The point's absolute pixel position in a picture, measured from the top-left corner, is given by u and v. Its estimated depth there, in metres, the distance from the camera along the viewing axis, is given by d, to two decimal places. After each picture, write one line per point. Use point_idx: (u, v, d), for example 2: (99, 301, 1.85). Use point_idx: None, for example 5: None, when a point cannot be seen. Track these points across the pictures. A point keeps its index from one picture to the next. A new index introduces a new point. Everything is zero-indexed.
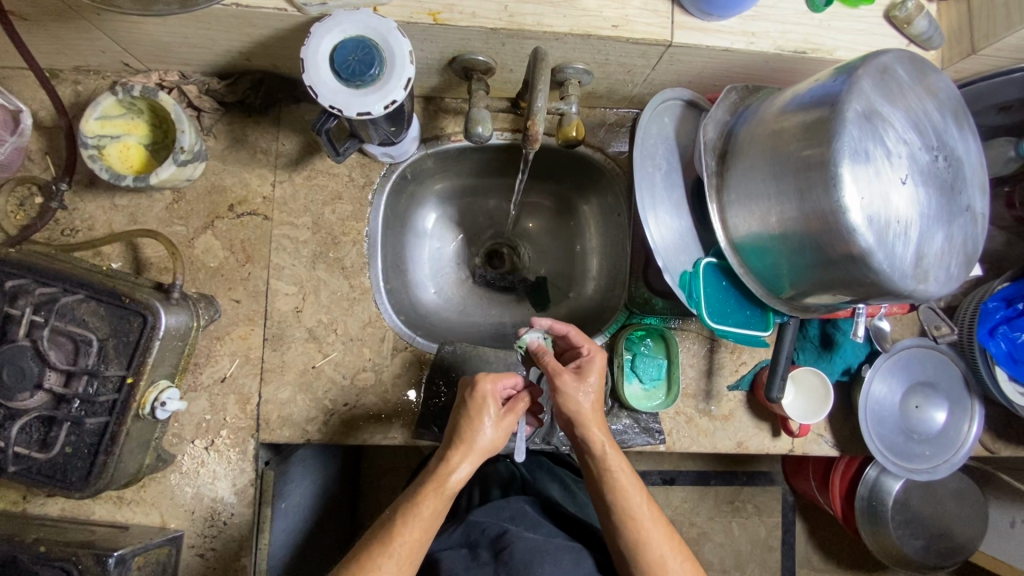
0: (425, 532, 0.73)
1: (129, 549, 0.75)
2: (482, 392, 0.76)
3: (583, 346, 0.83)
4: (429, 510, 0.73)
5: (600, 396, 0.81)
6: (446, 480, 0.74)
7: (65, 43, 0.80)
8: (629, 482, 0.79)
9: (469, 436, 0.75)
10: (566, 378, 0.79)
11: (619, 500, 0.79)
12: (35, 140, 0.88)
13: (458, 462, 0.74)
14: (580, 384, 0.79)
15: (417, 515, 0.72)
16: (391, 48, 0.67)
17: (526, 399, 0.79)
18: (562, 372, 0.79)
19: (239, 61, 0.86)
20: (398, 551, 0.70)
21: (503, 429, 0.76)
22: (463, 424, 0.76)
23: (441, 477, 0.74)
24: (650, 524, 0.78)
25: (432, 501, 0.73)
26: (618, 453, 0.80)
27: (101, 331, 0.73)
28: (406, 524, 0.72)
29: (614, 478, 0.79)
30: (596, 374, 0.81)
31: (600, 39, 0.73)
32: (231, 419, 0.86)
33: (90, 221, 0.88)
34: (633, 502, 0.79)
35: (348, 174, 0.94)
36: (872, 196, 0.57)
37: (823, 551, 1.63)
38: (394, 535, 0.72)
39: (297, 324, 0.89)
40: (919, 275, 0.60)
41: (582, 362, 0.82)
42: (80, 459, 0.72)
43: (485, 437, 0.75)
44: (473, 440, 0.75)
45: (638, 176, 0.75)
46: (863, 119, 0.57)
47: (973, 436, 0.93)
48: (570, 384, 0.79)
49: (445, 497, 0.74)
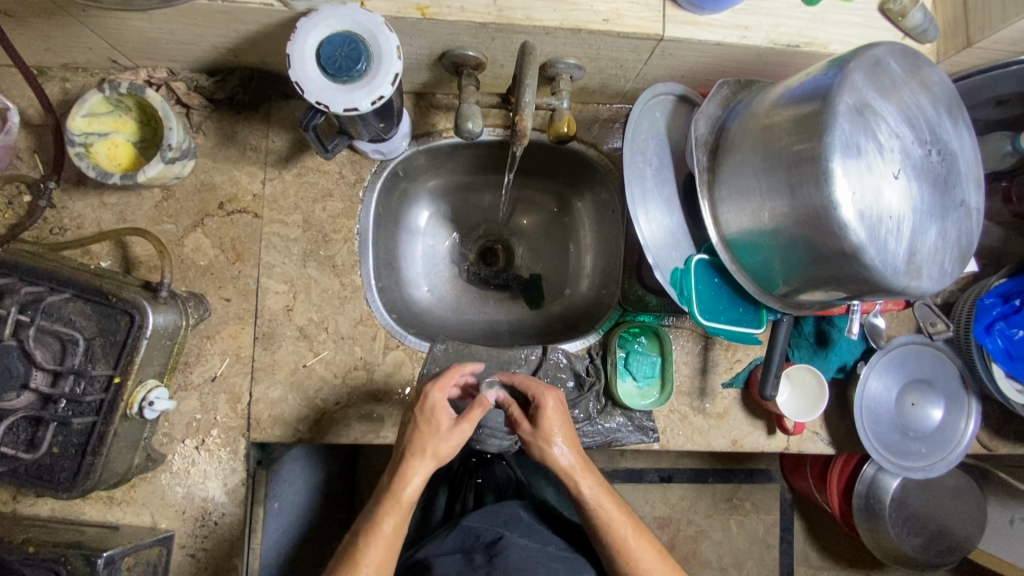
0: (391, 545, 0.72)
1: (118, 550, 0.75)
2: (432, 403, 0.75)
3: (530, 391, 0.79)
4: (397, 521, 0.73)
5: (566, 430, 0.78)
6: (403, 492, 0.73)
7: (51, 40, 0.80)
8: (611, 514, 0.78)
9: (423, 447, 0.74)
10: (526, 428, 0.78)
11: (608, 530, 0.78)
12: (23, 138, 0.87)
13: (417, 470, 0.74)
14: (540, 433, 0.77)
15: (380, 529, 0.72)
16: (378, 45, 0.66)
17: (481, 405, 0.76)
18: (522, 424, 0.78)
19: (228, 57, 0.85)
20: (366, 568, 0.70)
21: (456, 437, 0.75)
22: (415, 436, 0.75)
23: (398, 490, 0.73)
24: (640, 549, 0.78)
25: (396, 514, 0.73)
26: (598, 482, 0.79)
27: (88, 330, 0.72)
28: (369, 542, 0.71)
29: (599, 507, 0.78)
30: (552, 413, 0.77)
31: (591, 33, 0.72)
32: (222, 418, 0.86)
33: (79, 220, 0.87)
34: (624, 530, 0.78)
35: (339, 171, 0.93)
36: (864, 191, 0.56)
37: (821, 549, 1.63)
38: (362, 556, 0.71)
39: (288, 322, 0.89)
40: (912, 271, 0.59)
41: (535, 406, 0.79)
42: (68, 459, 0.72)
43: (440, 445, 0.74)
44: (426, 448, 0.74)
45: (628, 172, 0.74)
46: (854, 113, 0.56)
47: (970, 434, 0.92)
48: (529, 433, 0.78)
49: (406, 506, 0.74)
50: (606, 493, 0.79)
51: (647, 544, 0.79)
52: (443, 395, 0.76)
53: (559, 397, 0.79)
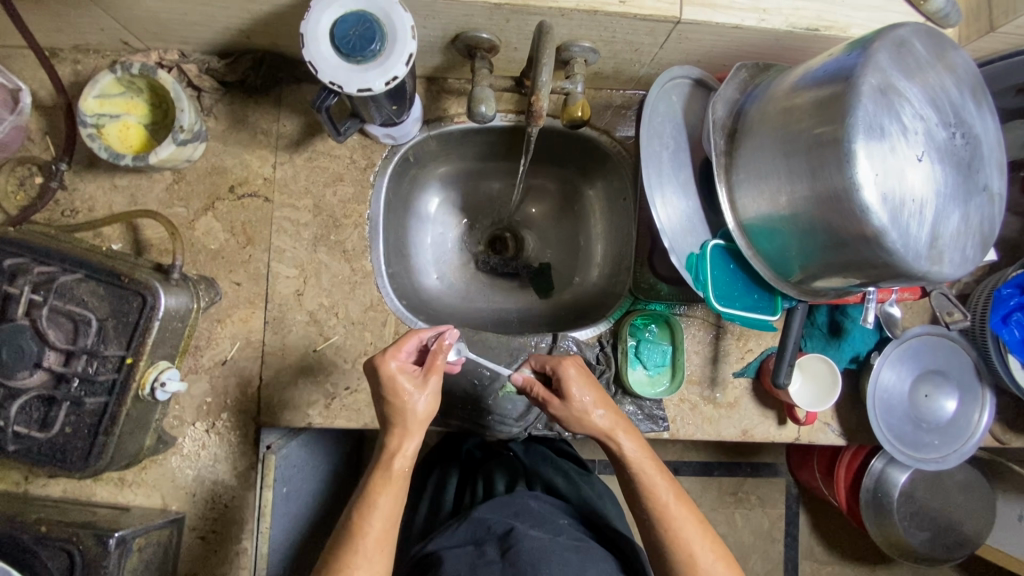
0: (388, 523, 0.72)
1: (130, 530, 0.75)
2: (386, 372, 0.73)
3: (549, 365, 0.82)
4: (395, 497, 0.73)
5: (596, 397, 0.80)
6: (391, 465, 0.74)
7: (63, 21, 0.79)
8: (654, 479, 0.78)
9: (405, 417, 0.74)
10: (557, 404, 0.80)
11: (651, 495, 0.77)
12: (35, 120, 0.87)
13: (405, 444, 0.74)
14: (570, 405, 0.79)
15: (375, 508, 0.72)
16: (392, 23, 0.66)
17: (443, 350, 0.76)
18: (552, 401, 0.81)
19: (240, 39, 0.85)
20: (366, 548, 0.70)
21: (433, 382, 0.75)
22: (388, 408, 0.74)
23: (386, 463, 0.74)
24: (680, 517, 0.76)
25: (393, 491, 0.73)
26: (639, 442, 0.80)
27: (101, 311, 0.72)
28: (365, 520, 0.71)
29: (641, 468, 0.78)
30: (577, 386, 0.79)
31: (607, 15, 0.71)
32: (232, 402, 0.86)
33: (90, 202, 0.87)
34: (666, 495, 0.77)
35: (350, 156, 0.92)
36: (887, 174, 0.55)
37: (826, 543, 1.62)
38: (364, 540, 0.70)
39: (298, 307, 0.89)
40: (933, 256, 0.58)
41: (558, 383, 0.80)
42: (80, 439, 0.72)
43: (417, 411, 0.74)
44: (405, 418, 0.74)
45: (644, 156, 0.73)
46: (878, 94, 0.55)
47: (984, 425, 0.91)
48: (562, 407, 0.80)
49: (397, 481, 0.74)
50: (647, 454, 0.79)
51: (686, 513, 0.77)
52: (395, 358, 0.74)
53: (578, 364, 0.81)
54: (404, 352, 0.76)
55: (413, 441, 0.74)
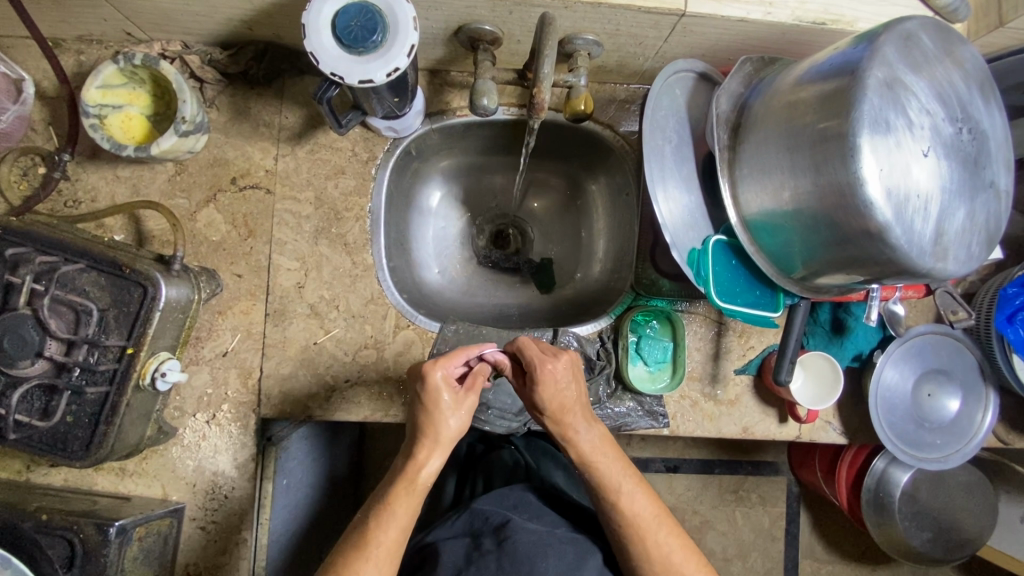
0: (402, 535, 0.72)
1: (130, 520, 0.75)
2: (434, 383, 0.73)
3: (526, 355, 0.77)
4: (414, 508, 0.73)
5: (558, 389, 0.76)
6: (416, 478, 0.72)
7: (67, 11, 0.79)
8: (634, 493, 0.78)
9: (438, 432, 0.73)
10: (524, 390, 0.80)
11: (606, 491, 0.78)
12: (38, 110, 0.87)
13: (435, 461, 0.74)
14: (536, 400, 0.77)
15: (393, 518, 0.71)
16: (394, 15, 0.66)
17: (484, 375, 0.77)
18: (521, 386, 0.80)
19: (242, 30, 0.84)
20: (377, 559, 0.69)
21: (474, 396, 0.75)
22: (423, 419, 0.74)
23: (411, 476, 0.73)
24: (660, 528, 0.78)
25: (412, 503, 0.73)
26: (591, 433, 0.78)
27: (102, 301, 0.72)
28: (383, 530, 0.71)
29: (595, 464, 0.78)
30: (547, 378, 0.76)
31: (611, 8, 0.70)
32: (232, 393, 0.86)
33: (93, 192, 0.87)
34: (621, 484, 0.78)
35: (352, 149, 0.92)
36: (892, 169, 0.54)
37: (826, 542, 1.62)
38: (375, 546, 0.70)
39: (299, 299, 0.89)
40: (938, 253, 0.57)
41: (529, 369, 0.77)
42: (81, 428, 0.72)
43: (450, 429, 0.74)
44: (437, 433, 0.73)
45: (647, 150, 0.73)
46: (884, 88, 0.55)
47: (987, 426, 0.90)
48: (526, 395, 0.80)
49: (416, 495, 0.73)
50: (600, 444, 0.78)
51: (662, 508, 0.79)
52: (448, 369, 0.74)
53: (555, 363, 0.76)
54: (452, 365, 0.75)
55: (441, 456, 0.74)
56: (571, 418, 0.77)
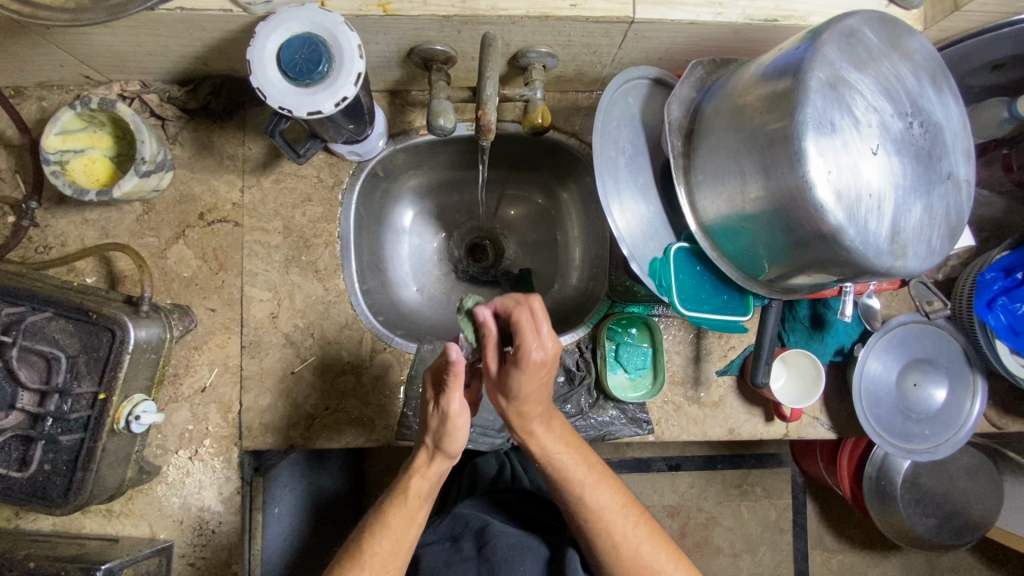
0: (400, 543, 0.73)
1: (117, 562, 0.75)
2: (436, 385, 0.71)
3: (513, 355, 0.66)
4: (416, 520, 0.75)
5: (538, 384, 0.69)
6: (425, 479, 0.74)
7: (22, 60, 0.79)
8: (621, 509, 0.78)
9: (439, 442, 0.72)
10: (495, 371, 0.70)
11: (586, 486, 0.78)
12: (3, 159, 0.87)
13: (436, 468, 0.74)
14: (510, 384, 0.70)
15: (386, 528, 0.73)
16: (338, 44, 0.65)
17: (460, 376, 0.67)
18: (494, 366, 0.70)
19: (197, 66, 0.84)
20: (370, 564, 0.71)
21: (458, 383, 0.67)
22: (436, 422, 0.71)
23: (421, 472, 0.74)
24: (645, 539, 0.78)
25: (414, 515, 0.74)
26: (551, 431, 0.76)
27: (71, 348, 0.72)
28: (375, 537, 0.73)
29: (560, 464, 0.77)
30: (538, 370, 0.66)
31: (559, 20, 0.70)
32: (214, 428, 0.86)
33: (63, 237, 0.87)
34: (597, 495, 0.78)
35: (317, 175, 0.92)
36: (840, 169, 0.53)
37: (835, 531, 1.61)
38: (376, 562, 0.72)
39: (274, 330, 0.89)
40: (896, 250, 0.57)
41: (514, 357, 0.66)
42: (59, 476, 0.72)
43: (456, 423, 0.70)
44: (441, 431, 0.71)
45: (600, 163, 0.72)
46: (827, 88, 0.54)
47: (976, 413, 0.89)
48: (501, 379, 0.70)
49: (414, 505, 0.74)
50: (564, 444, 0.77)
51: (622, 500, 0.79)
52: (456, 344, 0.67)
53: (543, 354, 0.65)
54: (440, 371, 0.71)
55: (445, 465, 0.74)
56: (534, 419, 0.73)
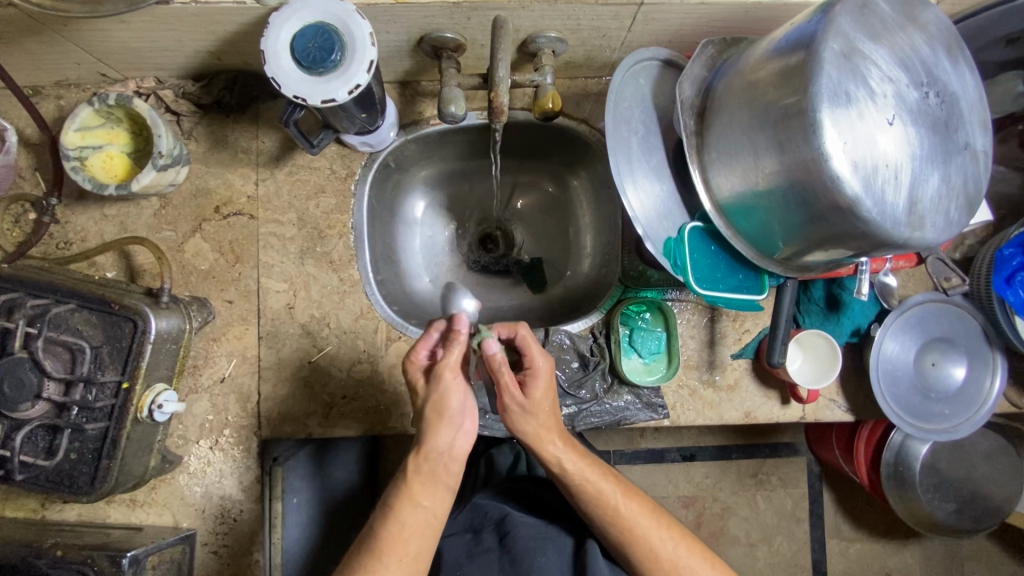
0: (405, 528, 0.72)
1: (142, 549, 0.76)
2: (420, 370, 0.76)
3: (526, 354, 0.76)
4: (420, 503, 0.73)
5: (549, 401, 0.77)
6: (424, 455, 0.73)
7: (41, 58, 0.81)
8: (636, 515, 0.78)
9: (436, 408, 0.73)
10: (515, 395, 0.74)
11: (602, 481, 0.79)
12: (24, 158, 0.89)
13: (431, 445, 0.73)
14: (523, 405, 0.75)
15: (391, 515, 0.72)
16: (351, 33, 0.66)
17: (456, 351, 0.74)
18: (507, 391, 0.74)
19: (210, 60, 0.85)
20: (379, 552, 0.70)
21: (454, 350, 0.73)
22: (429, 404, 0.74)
23: (420, 450, 0.74)
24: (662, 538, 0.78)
25: (415, 497, 0.73)
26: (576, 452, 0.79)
27: (95, 339, 0.74)
28: (384, 524, 0.72)
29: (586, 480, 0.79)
30: (545, 378, 0.75)
31: (568, 4, 0.70)
32: (234, 417, 0.87)
33: (83, 233, 0.89)
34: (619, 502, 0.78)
35: (330, 167, 0.93)
36: (856, 141, 0.53)
37: (854, 520, 1.59)
38: (382, 548, 0.71)
39: (290, 320, 0.90)
40: (914, 221, 0.56)
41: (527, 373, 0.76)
42: (85, 464, 0.73)
43: (448, 398, 0.73)
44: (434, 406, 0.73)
45: (613, 144, 0.72)
46: (842, 59, 0.54)
47: (996, 391, 0.88)
48: (517, 402, 0.75)
49: (416, 486, 0.73)
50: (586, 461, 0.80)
51: (642, 507, 0.79)
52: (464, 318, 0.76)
53: (550, 366, 0.76)
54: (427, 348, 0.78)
55: (443, 436, 0.73)
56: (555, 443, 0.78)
